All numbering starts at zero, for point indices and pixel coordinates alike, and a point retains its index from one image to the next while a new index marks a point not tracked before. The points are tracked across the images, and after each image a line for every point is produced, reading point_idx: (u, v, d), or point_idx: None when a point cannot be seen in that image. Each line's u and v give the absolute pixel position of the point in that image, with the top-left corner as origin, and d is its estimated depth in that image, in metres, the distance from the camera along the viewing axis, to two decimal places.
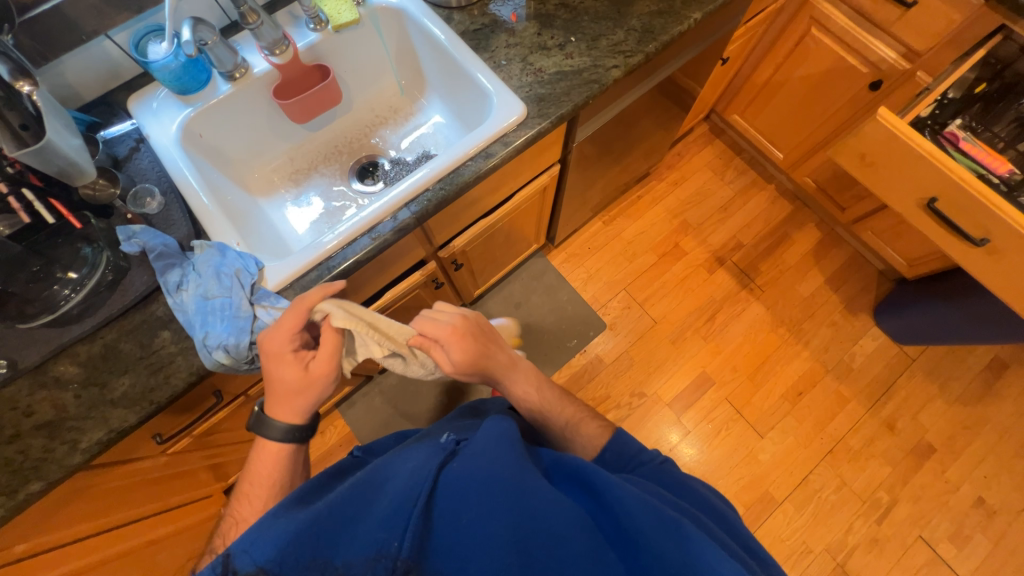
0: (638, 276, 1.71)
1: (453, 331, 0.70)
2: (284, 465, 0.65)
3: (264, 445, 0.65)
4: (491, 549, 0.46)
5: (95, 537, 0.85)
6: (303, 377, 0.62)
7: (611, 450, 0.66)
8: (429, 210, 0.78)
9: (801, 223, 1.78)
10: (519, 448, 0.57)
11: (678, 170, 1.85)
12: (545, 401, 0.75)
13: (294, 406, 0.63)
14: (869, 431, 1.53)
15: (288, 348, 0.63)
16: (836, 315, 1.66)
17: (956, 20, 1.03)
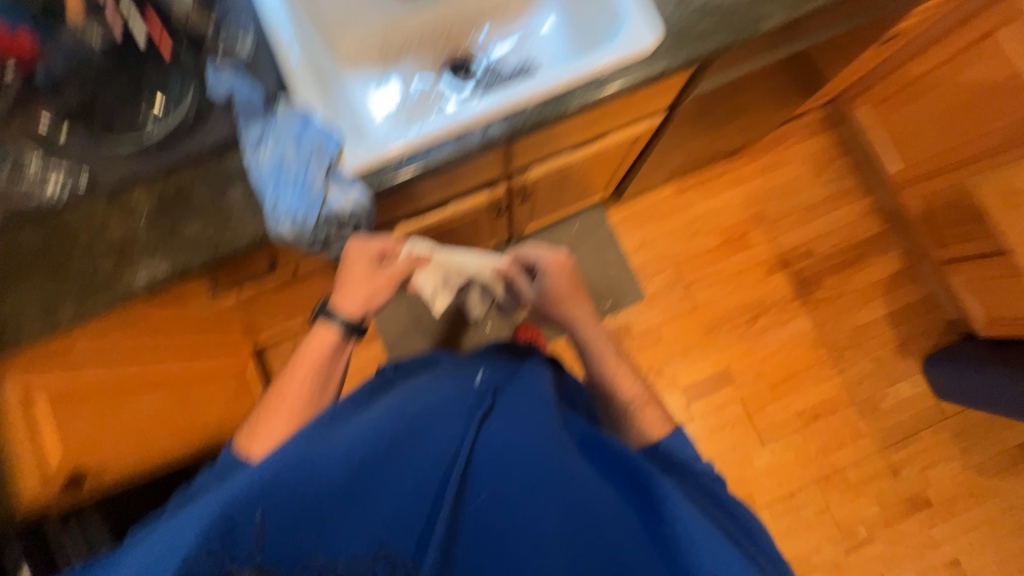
0: (694, 256, 1.62)
1: (551, 261, 0.80)
2: (331, 354, 0.69)
3: (318, 332, 0.70)
4: (532, 535, 0.49)
5: (140, 363, 0.92)
6: (374, 273, 0.72)
7: (666, 445, 0.68)
8: (523, 129, 0.72)
9: (885, 247, 1.63)
10: (548, 414, 0.58)
11: (773, 155, 1.68)
12: (616, 369, 0.77)
13: (356, 298, 0.71)
14: (872, 470, 1.51)
15: (378, 249, 0.72)
16: (884, 351, 1.58)
17: None
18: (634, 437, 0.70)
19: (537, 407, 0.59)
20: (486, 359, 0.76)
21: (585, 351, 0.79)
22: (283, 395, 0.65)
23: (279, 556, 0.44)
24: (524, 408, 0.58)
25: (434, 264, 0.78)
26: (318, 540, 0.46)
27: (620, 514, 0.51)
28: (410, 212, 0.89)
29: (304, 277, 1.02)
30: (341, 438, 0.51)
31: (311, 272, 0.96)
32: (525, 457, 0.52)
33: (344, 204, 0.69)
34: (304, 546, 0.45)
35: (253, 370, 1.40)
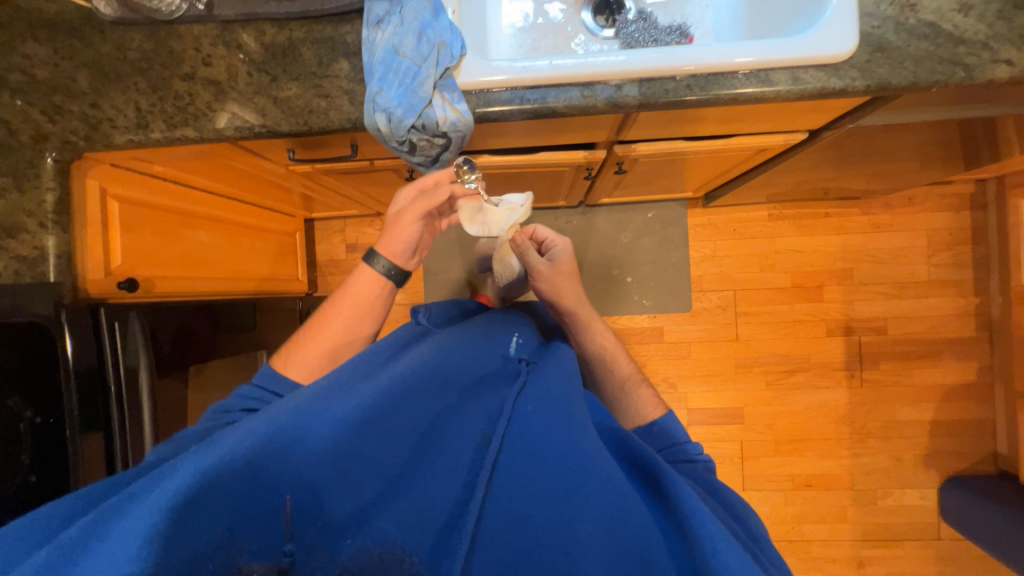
0: (758, 288, 1.52)
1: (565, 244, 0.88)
2: (375, 294, 0.74)
3: (363, 271, 0.74)
4: (542, 552, 0.44)
5: (198, 192, 0.97)
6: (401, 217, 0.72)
7: (660, 426, 0.71)
8: (659, 101, 0.64)
9: (966, 354, 1.48)
10: (569, 395, 0.58)
11: (893, 214, 1.49)
12: (607, 350, 0.86)
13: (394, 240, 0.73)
14: (838, 553, 1.49)
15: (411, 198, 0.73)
16: (908, 454, 1.49)
17: None
18: (634, 414, 0.76)
19: (555, 386, 0.59)
20: (523, 321, 0.82)
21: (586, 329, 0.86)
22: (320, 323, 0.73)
23: (296, 511, 0.43)
24: (545, 387, 0.59)
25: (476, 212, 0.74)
26: (331, 485, 0.45)
27: (640, 526, 0.46)
28: (499, 146, 0.83)
29: (375, 174, 1.00)
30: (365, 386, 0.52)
31: (384, 170, 0.94)
32: (541, 437, 0.51)
33: (444, 118, 0.64)
34: (321, 494, 0.44)
35: (299, 239, 1.44)
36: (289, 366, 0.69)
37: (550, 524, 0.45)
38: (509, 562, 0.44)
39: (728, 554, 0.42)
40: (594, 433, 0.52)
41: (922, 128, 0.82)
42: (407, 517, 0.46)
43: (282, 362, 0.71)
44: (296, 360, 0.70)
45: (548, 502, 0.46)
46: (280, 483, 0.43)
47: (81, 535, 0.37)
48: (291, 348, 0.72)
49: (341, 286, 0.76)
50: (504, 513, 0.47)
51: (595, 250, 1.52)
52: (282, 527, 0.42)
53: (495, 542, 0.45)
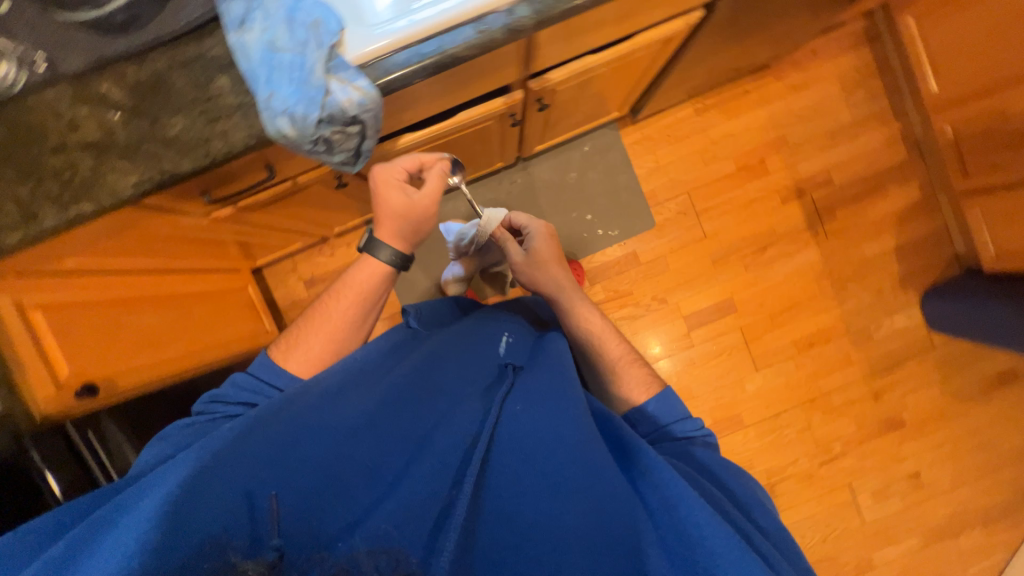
0: (708, 183, 1.55)
1: (543, 231, 0.98)
2: (378, 281, 0.81)
3: (365, 262, 0.81)
4: (532, 535, 0.48)
5: (130, 276, 0.89)
6: (404, 202, 0.78)
7: (658, 406, 0.74)
8: (553, 16, 0.62)
9: (905, 178, 1.57)
10: (560, 388, 0.61)
11: (803, 72, 1.55)
12: (595, 329, 0.87)
13: (395, 229, 0.79)
14: (855, 395, 1.59)
15: (397, 176, 0.79)
16: (886, 284, 1.59)
17: None
18: (624, 397, 0.79)
19: (550, 382, 0.62)
20: (512, 320, 0.86)
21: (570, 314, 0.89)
22: (325, 316, 0.78)
23: (282, 513, 0.46)
24: (532, 385, 0.62)
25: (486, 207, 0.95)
26: (324, 502, 0.48)
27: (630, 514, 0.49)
28: (414, 117, 0.80)
29: (303, 194, 0.95)
30: (359, 398, 0.57)
31: (310, 185, 0.89)
32: (529, 432, 0.55)
33: (348, 100, 0.60)
34: (311, 508, 0.48)
35: (253, 291, 1.37)
36: (291, 359, 0.75)
37: (538, 516, 0.49)
38: (499, 556, 0.47)
39: (716, 539, 0.46)
40: (582, 425, 0.55)
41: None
42: (398, 513, 0.47)
43: (282, 353, 0.76)
44: (298, 353, 0.75)
45: (536, 492, 0.50)
46: (276, 489, 0.48)
47: (81, 535, 0.44)
48: (293, 338, 0.77)
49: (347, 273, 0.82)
50: (496, 509, 0.50)
51: (549, 202, 1.52)
52: (269, 526, 0.45)
53: (490, 538, 0.48)
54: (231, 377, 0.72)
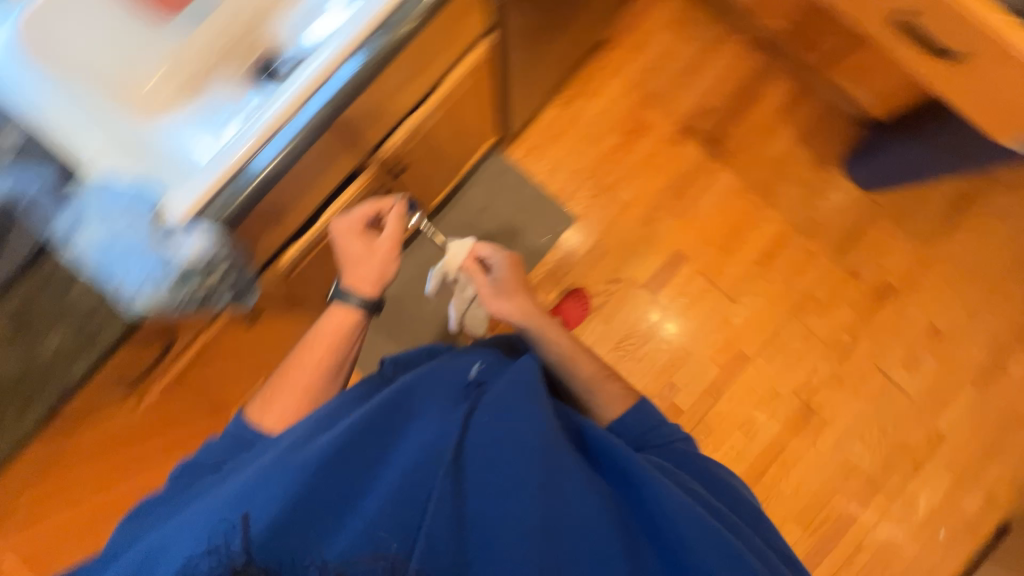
0: (604, 160, 1.62)
1: (506, 261, 1.08)
2: (347, 327, 0.86)
3: (335, 311, 0.87)
4: (515, 526, 0.56)
5: (96, 485, 0.88)
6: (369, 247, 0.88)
7: (633, 418, 0.88)
8: (338, 105, 0.72)
9: (771, 76, 1.65)
10: (528, 402, 0.68)
11: (636, 34, 1.66)
12: (566, 356, 0.95)
13: (362, 273, 0.87)
14: (834, 282, 1.60)
15: (360, 223, 0.89)
16: (807, 171, 1.62)
17: None
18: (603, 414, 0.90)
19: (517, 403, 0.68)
20: (482, 351, 0.87)
21: (541, 339, 0.97)
22: (299, 367, 0.83)
23: (279, 539, 0.52)
24: (501, 396, 0.69)
25: (457, 246, 1.10)
26: (317, 526, 0.53)
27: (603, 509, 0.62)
28: (281, 232, 0.85)
29: (228, 340, 0.96)
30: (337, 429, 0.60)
31: (223, 329, 0.92)
32: (506, 441, 0.62)
33: (191, 254, 0.67)
34: (305, 531, 0.53)
35: None
36: (269, 415, 0.77)
37: (520, 512, 0.57)
38: (489, 551, 0.55)
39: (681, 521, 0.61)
40: (551, 431, 0.65)
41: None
42: (388, 522, 0.53)
43: (258, 411, 0.78)
44: (274, 410, 0.77)
45: (516, 492, 0.58)
46: (249, 509, 0.54)
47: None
48: (269, 393, 0.81)
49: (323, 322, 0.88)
50: (480, 510, 0.57)
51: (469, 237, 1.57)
52: (276, 555, 0.52)
53: (478, 536, 0.56)
54: (204, 443, 0.74)
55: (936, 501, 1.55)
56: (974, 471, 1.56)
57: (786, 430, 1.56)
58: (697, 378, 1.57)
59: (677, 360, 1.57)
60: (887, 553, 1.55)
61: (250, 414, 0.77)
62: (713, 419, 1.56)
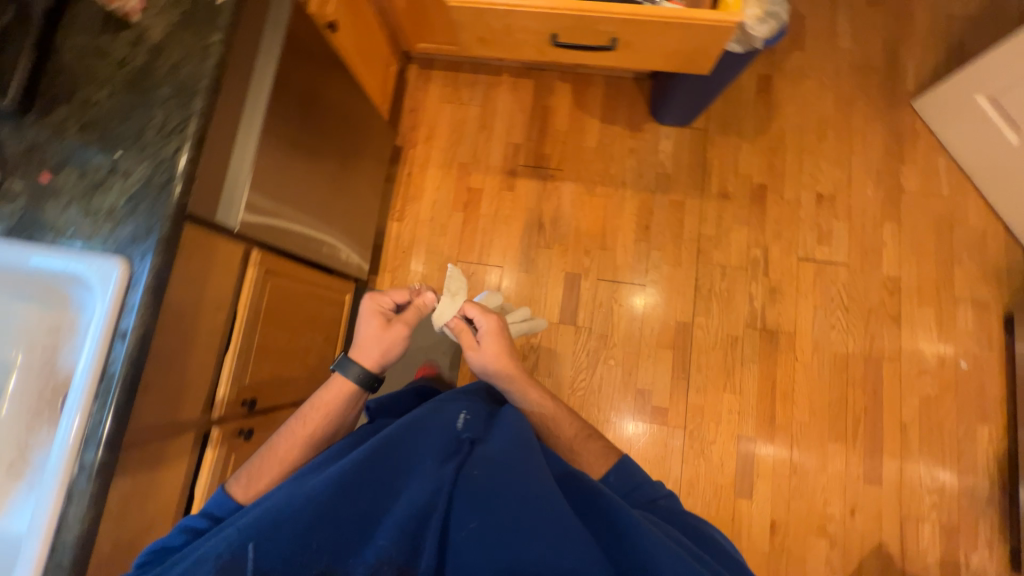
0: (460, 240, 1.67)
1: (491, 330, 0.92)
2: (343, 400, 0.85)
3: (334, 382, 0.86)
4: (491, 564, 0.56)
5: None
6: (386, 330, 0.88)
7: (618, 476, 0.79)
8: (117, 429, 0.70)
9: (550, 87, 1.74)
10: (521, 456, 0.66)
11: (422, 123, 1.74)
12: (548, 416, 0.87)
13: (369, 352, 0.87)
14: (714, 212, 1.63)
15: (381, 306, 0.91)
16: (630, 141, 1.68)
17: None
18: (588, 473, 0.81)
19: (513, 457, 0.65)
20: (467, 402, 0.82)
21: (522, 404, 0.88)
22: (295, 446, 0.81)
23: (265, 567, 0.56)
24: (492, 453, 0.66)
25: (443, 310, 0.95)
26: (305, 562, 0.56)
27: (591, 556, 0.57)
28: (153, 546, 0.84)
29: None
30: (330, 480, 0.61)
31: None
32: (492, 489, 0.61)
33: None
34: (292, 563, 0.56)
35: None
36: (254, 493, 0.75)
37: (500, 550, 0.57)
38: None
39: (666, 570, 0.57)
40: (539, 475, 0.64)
41: (279, 169, 0.96)
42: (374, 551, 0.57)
43: (240, 487, 0.75)
44: (262, 486, 0.76)
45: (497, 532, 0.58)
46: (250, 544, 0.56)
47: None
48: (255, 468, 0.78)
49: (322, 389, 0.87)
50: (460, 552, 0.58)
51: (387, 383, 1.52)
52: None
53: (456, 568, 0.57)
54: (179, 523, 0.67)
55: (933, 338, 1.52)
56: (942, 290, 1.54)
57: (765, 364, 1.52)
58: (660, 370, 1.54)
59: (633, 365, 1.55)
60: (930, 413, 1.48)
61: (233, 491, 0.74)
62: (698, 396, 1.51)
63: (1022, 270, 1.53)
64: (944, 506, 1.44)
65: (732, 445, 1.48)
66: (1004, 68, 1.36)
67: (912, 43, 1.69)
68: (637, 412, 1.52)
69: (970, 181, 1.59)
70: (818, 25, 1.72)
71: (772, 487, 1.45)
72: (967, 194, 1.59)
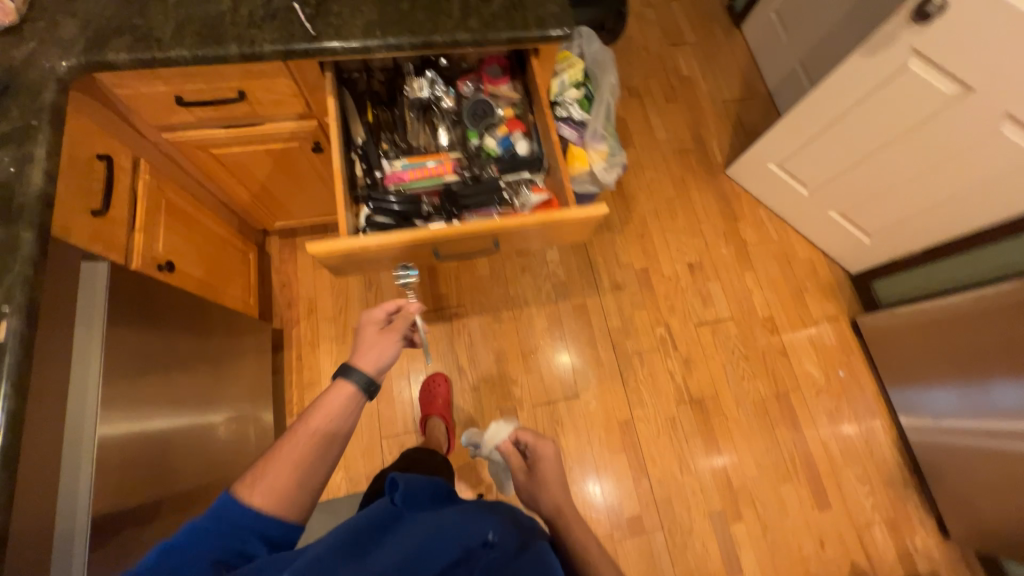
0: (378, 411, 1.53)
1: (536, 445, 1.02)
2: (341, 411, 0.76)
3: (330, 395, 0.77)
4: None
5: None
6: (382, 334, 0.86)
7: None
8: None
9: None
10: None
11: (300, 296, 1.57)
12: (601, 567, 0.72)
13: (366, 361, 0.82)
14: (614, 305, 1.73)
15: (377, 316, 0.88)
16: (520, 258, 1.73)
17: (300, 91, 0.94)
18: None
19: None
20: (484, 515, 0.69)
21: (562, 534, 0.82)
22: (292, 458, 0.70)
23: None
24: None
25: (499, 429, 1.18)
26: None
27: None
28: None
29: None
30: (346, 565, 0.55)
31: None
32: None
33: None
34: None
35: None
36: (261, 492, 0.66)
37: None
38: None
39: None
40: None
41: (127, 490, 0.76)
42: None
43: (247, 487, 0.67)
44: (266, 485, 0.67)
45: None
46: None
47: None
48: (264, 464, 0.69)
49: (310, 409, 0.76)
50: None
51: None
52: None
53: None
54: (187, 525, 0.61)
55: (813, 358, 1.77)
56: (805, 316, 1.83)
57: (704, 432, 1.61)
58: (620, 477, 1.53)
59: (594, 482, 1.51)
60: (839, 425, 1.69)
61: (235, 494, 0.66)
62: (663, 490, 1.52)
63: (847, 283, 1.89)
64: (882, 505, 1.61)
65: (708, 526, 1.50)
66: (780, 145, 1.71)
67: (708, 125, 2.07)
68: (615, 532, 1.47)
69: (788, 222, 1.95)
70: (636, 124, 2.03)
71: (755, 553, 1.49)
72: (789, 233, 1.94)
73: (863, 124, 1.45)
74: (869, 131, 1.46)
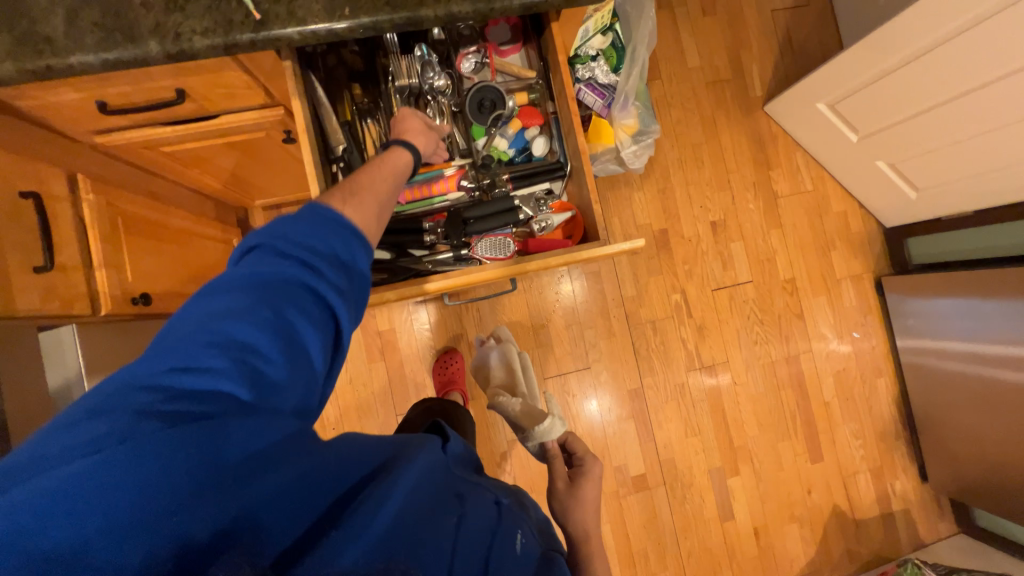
0: (391, 388, 1.54)
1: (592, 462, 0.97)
2: (402, 172, 0.70)
3: (390, 159, 0.70)
4: None
5: None
6: (431, 132, 0.76)
7: None
8: None
9: None
10: None
11: None
12: None
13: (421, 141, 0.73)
14: (629, 271, 1.63)
15: (418, 115, 0.76)
16: None
17: (254, 81, 0.74)
18: None
19: None
20: (518, 507, 0.67)
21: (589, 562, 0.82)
22: (371, 188, 0.65)
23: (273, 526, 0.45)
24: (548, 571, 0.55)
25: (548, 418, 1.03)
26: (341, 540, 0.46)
27: None
28: None
29: None
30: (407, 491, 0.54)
31: None
32: None
33: None
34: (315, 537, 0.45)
35: None
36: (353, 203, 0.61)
37: None
38: None
39: None
40: None
41: None
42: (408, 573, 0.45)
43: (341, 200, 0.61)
44: (355, 204, 0.62)
45: None
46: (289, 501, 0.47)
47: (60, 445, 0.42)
48: (353, 190, 0.63)
49: (374, 162, 0.69)
50: None
51: None
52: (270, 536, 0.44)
53: None
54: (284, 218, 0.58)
55: (829, 320, 1.73)
56: (828, 276, 1.74)
57: (712, 397, 1.64)
58: (628, 442, 1.60)
59: (604, 447, 1.58)
60: (843, 385, 1.72)
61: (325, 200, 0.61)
62: (667, 452, 1.60)
63: (879, 237, 1.76)
64: (871, 456, 1.72)
65: (707, 481, 1.62)
66: (832, 84, 1.43)
67: (750, 44, 1.73)
68: (620, 489, 1.58)
69: (826, 169, 1.74)
70: (665, 47, 1.69)
71: (748, 501, 1.63)
72: (825, 182, 1.75)
73: (937, 71, 1.19)
74: (944, 80, 1.20)
